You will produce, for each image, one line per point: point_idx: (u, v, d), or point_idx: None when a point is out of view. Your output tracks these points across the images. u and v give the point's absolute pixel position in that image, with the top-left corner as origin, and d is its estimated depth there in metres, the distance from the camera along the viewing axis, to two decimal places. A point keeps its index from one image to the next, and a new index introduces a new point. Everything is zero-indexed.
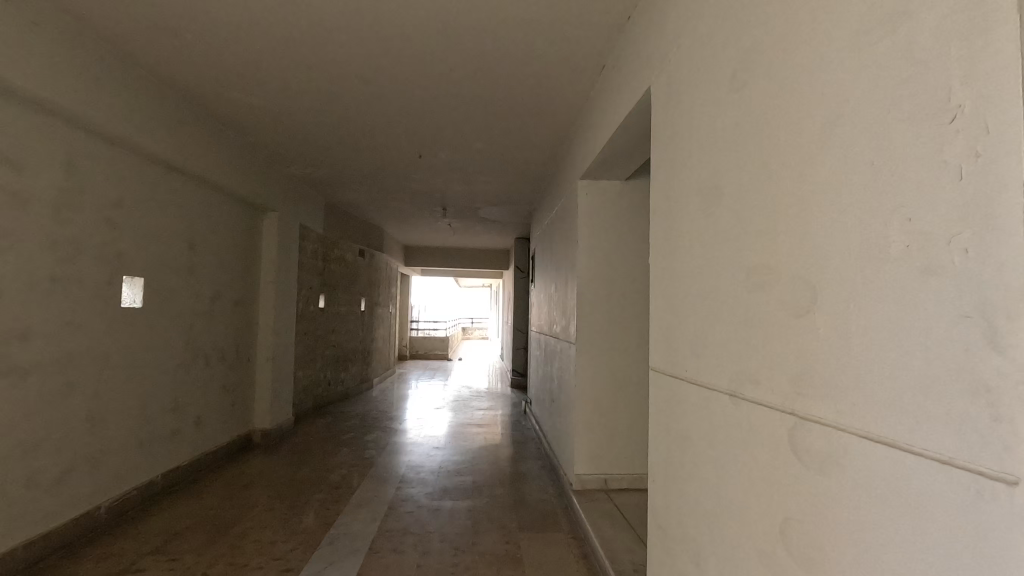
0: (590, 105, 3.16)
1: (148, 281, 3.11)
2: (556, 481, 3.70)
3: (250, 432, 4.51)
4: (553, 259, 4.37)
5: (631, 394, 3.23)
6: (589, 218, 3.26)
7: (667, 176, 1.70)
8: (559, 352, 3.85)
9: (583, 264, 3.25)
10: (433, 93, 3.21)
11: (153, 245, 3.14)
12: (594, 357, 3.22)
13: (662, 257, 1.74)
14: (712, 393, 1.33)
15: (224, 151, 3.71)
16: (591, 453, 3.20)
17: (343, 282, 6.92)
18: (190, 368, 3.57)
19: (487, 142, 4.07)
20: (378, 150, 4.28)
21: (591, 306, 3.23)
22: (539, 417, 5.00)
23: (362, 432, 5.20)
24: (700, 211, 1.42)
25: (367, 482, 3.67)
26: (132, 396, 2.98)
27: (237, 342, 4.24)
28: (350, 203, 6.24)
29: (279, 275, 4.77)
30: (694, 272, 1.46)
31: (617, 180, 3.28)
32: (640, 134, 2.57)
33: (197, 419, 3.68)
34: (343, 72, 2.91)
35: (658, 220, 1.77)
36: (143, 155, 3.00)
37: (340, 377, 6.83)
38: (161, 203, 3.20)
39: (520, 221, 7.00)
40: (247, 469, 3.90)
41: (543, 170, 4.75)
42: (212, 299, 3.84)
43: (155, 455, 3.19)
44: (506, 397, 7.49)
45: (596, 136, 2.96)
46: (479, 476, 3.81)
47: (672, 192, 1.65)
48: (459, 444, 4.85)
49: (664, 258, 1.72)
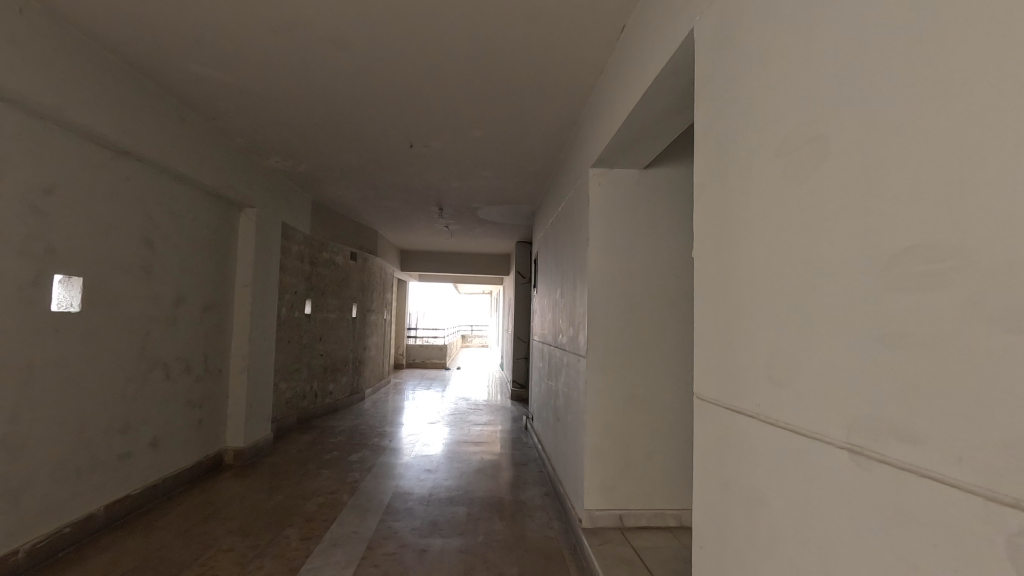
0: (604, 81, 2.75)
1: (90, 281, 2.69)
2: (561, 513, 3.25)
3: (221, 452, 4.06)
4: (557, 261, 3.95)
5: (650, 416, 2.79)
6: (601, 212, 2.84)
7: (719, 140, 1.28)
8: (565, 365, 3.41)
9: (595, 265, 2.82)
10: (422, 67, 2.79)
11: (97, 239, 2.72)
12: (608, 372, 2.78)
13: (713, 248, 1.31)
14: (809, 443, 0.91)
15: (188, 136, 3.32)
16: (604, 485, 2.75)
17: (332, 287, 6.50)
18: (146, 381, 3.14)
19: (486, 131, 3.67)
20: (364, 139, 3.87)
21: (603, 314, 2.80)
22: (541, 435, 4.55)
23: (347, 451, 4.75)
24: (786, 176, 1.00)
25: (346, 512, 3.22)
26: (66, 415, 2.54)
27: (206, 351, 3.81)
28: (339, 202, 5.83)
29: (257, 277, 4.35)
30: (771, 265, 1.04)
31: (634, 168, 2.86)
32: (666, 106, 2.15)
33: (154, 440, 3.24)
34: (317, 37, 2.50)
35: (706, 199, 1.35)
36: (85, 134, 2.58)
37: (327, 389, 6.38)
38: (108, 191, 2.80)
39: (521, 223, 6.58)
40: (213, 495, 3.46)
41: (546, 164, 4.34)
42: (175, 303, 3.43)
43: (97, 483, 2.76)
44: (505, 411, 7.03)
45: (612, 115, 2.54)
46: (474, 506, 3.36)
47: (729, 160, 1.23)
48: (454, 464, 4.40)
49: (718, 249, 1.28)
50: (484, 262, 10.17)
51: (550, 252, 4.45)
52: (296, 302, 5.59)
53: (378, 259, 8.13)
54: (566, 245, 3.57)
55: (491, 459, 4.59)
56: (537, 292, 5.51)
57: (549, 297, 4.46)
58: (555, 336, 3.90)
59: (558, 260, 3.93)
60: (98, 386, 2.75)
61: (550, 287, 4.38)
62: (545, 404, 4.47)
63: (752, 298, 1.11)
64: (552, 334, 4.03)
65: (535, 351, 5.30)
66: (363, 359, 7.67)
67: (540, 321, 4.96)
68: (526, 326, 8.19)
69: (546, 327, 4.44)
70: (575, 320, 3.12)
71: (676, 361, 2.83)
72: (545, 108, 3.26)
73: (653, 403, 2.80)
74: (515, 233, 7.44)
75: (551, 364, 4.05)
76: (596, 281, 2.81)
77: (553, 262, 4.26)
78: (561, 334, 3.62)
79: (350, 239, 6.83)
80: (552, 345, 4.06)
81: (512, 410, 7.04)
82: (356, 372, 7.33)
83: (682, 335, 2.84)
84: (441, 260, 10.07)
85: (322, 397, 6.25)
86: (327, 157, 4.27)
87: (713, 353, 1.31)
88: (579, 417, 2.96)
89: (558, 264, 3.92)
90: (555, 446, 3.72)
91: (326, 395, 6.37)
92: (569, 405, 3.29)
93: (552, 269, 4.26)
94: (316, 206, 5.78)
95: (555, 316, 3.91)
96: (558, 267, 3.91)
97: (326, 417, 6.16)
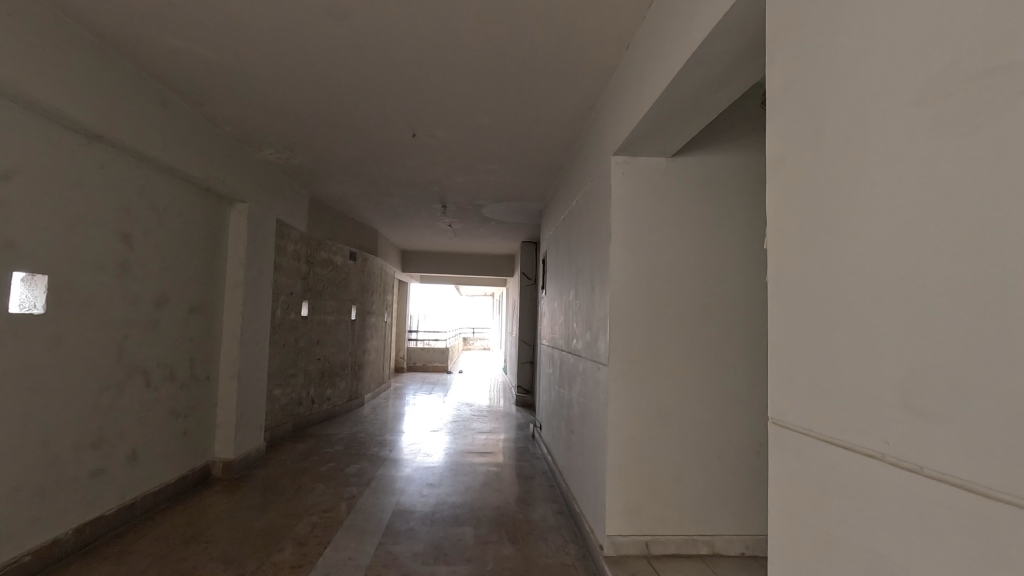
0: (629, 58, 2.48)
1: (57, 280, 2.42)
2: (577, 535, 2.97)
3: (209, 464, 3.79)
4: (571, 261, 3.68)
5: (679, 432, 2.51)
6: (624, 206, 2.57)
7: (810, 98, 1.02)
8: (581, 373, 3.14)
9: (617, 264, 2.55)
10: (427, 43, 2.53)
11: (65, 232, 2.46)
12: (633, 383, 2.51)
13: (799, 235, 1.05)
14: (1000, 504, 0.65)
15: (170, 122, 3.06)
16: (628, 508, 2.48)
17: (330, 288, 6.24)
18: (123, 388, 2.88)
19: (496, 120, 3.41)
20: (363, 128, 3.60)
21: (627, 318, 2.53)
22: (551, 446, 4.26)
23: (345, 462, 4.47)
24: (935, 134, 0.74)
25: (342, 533, 2.94)
26: (27, 428, 2.28)
27: (192, 355, 3.54)
28: (338, 199, 5.56)
29: (250, 277, 4.09)
30: (905, 253, 0.78)
31: (661, 156, 2.59)
32: (706, 78, 1.88)
33: (133, 452, 2.98)
34: (309, 7, 2.24)
35: (787, 175, 1.09)
36: (49, 114, 2.33)
37: (324, 394, 6.11)
38: (79, 179, 2.54)
39: (528, 221, 6.31)
40: (199, 513, 3.19)
41: (558, 157, 4.07)
42: (158, 304, 3.16)
43: (66, 503, 2.49)
44: (510, 418, 6.74)
45: (640, 94, 2.28)
46: (482, 527, 3.08)
47: (826, 122, 0.97)
48: (459, 477, 4.12)
49: (806, 237, 1.02)
50: (488, 263, 9.89)
51: (561, 251, 4.17)
52: (292, 304, 5.33)
53: (379, 259, 7.87)
54: (581, 243, 3.30)
55: (498, 472, 4.30)
56: (546, 293, 5.24)
57: (560, 299, 4.19)
58: (568, 342, 3.63)
59: (572, 259, 3.66)
60: (66, 395, 2.49)
61: (561, 288, 4.11)
62: (556, 413, 4.20)
63: (876, 293, 0.84)
64: (565, 340, 3.75)
65: (544, 356, 5.02)
66: (363, 363, 7.40)
67: (550, 326, 4.69)
68: (531, 328, 7.91)
69: (557, 331, 4.16)
70: (593, 324, 2.85)
71: (708, 369, 2.55)
72: (560, 93, 2.99)
73: (683, 416, 2.52)
74: (520, 232, 7.16)
75: (564, 371, 3.78)
76: (618, 282, 2.54)
77: (565, 263, 3.99)
78: (575, 339, 3.35)
79: (350, 238, 6.57)
80: (564, 351, 3.78)
81: (518, 417, 6.75)
82: (355, 376, 7.06)
83: (714, 341, 2.56)
84: (443, 261, 9.80)
85: (320, 403, 5.98)
86: (324, 149, 4.01)
87: (800, 367, 1.04)
88: (599, 431, 2.68)
89: (571, 264, 3.65)
90: (569, 460, 3.45)
91: (324, 401, 6.10)
92: (586, 417, 3.02)
93: (564, 269, 4.00)
94: (313, 202, 5.51)
95: (569, 320, 3.64)
96: (571, 267, 3.64)
97: (324, 424, 5.89)
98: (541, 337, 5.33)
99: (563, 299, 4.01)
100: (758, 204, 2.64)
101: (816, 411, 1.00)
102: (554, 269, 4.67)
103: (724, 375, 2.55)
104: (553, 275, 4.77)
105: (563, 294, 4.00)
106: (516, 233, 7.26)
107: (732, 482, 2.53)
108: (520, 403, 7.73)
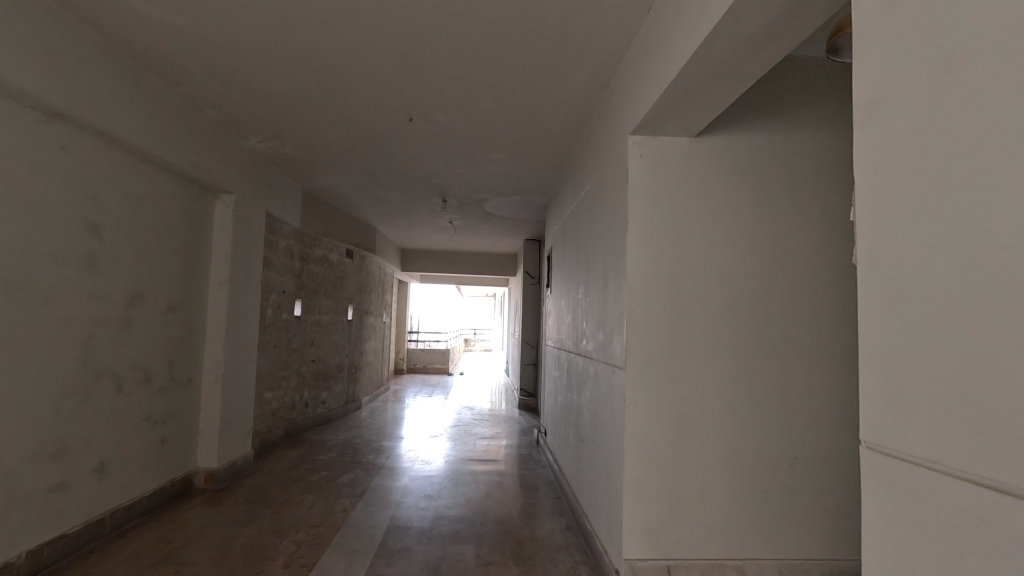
0: (649, 26, 2.23)
1: (8, 274, 2.17)
2: (589, 556, 2.70)
3: (191, 474, 3.53)
4: (580, 257, 3.41)
5: (705, 443, 2.25)
6: (643, 191, 2.31)
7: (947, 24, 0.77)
8: (592, 376, 2.87)
9: (636, 256, 2.28)
10: (423, 11, 2.28)
11: (19, 221, 2.20)
12: (652, 388, 2.25)
13: (925, 207, 0.81)
14: None
15: (143, 103, 2.80)
16: (647, 530, 2.21)
17: (326, 287, 5.99)
18: (89, 394, 2.62)
19: (499, 103, 3.15)
20: (356, 113, 3.34)
21: (646, 316, 2.27)
22: (558, 455, 4.00)
23: (338, 470, 4.21)
24: None
25: (330, 553, 2.68)
26: None
27: (172, 357, 3.29)
28: (332, 193, 5.30)
29: (236, 274, 3.83)
30: None
31: (683, 136, 2.33)
32: (746, 35, 1.62)
33: (103, 464, 2.72)
34: None
35: (905, 132, 0.85)
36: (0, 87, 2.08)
37: (318, 398, 5.85)
38: (38, 162, 2.29)
39: (532, 217, 6.05)
40: (177, 529, 2.93)
41: (566, 145, 3.81)
42: (131, 302, 2.90)
43: (19, 523, 2.23)
44: (513, 422, 6.48)
45: (664, 63, 2.02)
46: (483, 546, 2.81)
47: (981, 54, 0.72)
48: (459, 488, 3.85)
49: (944, 205, 0.78)
50: (489, 262, 9.63)
51: (569, 246, 3.90)
52: (284, 303, 5.07)
53: (377, 258, 7.61)
54: (592, 235, 3.04)
55: (501, 482, 4.03)
56: (551, 292, 4.97)
57: (567, 298, 3.92)
58: (577, 344, 3.36)
59: (581, 255, 3.39)
60: (20, 403, 2.23)
61: (569, 287, 3.84)
62: (563, 419, 3.93)
63: None
64: (574, 342, 3.49)
65: (550, 359, 4.75)
66: (360, 366, 7.14)
67: (556, 328, 4.41)
68: (535, 329, 7.64)
69: (565, 332, 3.89)
70: (608, 323, 2.59)
71: (738, 373, 2.28)
72: (570, 71, 2.72)
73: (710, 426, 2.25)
74: (524, 229, 6.89)
75: (573, 374, 3.51)
76: (637, 276, 2.28)
77: (573, 259, 3.72)
78: (586, 340, 3.08)
79: (346, 235, 6.31)
80: (573, 353, 3.52)
81: (521, 422, 6.48)
82: (352, 379, 6.80)
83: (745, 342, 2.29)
84: (444, 260, 9.54)
85: (314, 407, 5.72)
86: (316, 137, 3.75)
87: (935, 375, 0.78)
88: (614, 442, 2.41)
89: (581, 259, 3.38)
90: (579, 471, 3.18)
91: (318, 405, 5.85)
92: (598, 425, 2.75)
93: (572, 266, 3.73)
94: (307, 197, 5.26)
95: (578, 321, 3.37)
96: (581, 263, 3.37)
97: (318, 429, 5.63)
98: (545, 337, 5.06)
99: (571, 298, 3.74)
100: (792, 190, 2.37)
101: (969, 429, 0.73)
102: (560, 267, 4.41)
103: (756, 379, 2.28)
104: (559, 273, 4.50)
105: (571, 293, 3.73)
106: (519, 230, 6.99)
107: (764, 500, 2.26)
108: (523, 406, 7.46)
